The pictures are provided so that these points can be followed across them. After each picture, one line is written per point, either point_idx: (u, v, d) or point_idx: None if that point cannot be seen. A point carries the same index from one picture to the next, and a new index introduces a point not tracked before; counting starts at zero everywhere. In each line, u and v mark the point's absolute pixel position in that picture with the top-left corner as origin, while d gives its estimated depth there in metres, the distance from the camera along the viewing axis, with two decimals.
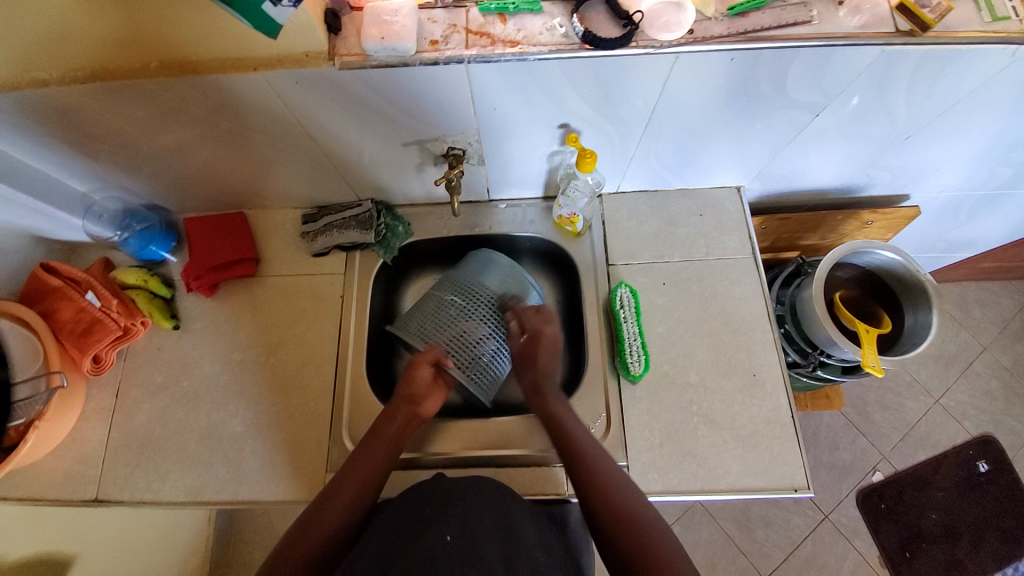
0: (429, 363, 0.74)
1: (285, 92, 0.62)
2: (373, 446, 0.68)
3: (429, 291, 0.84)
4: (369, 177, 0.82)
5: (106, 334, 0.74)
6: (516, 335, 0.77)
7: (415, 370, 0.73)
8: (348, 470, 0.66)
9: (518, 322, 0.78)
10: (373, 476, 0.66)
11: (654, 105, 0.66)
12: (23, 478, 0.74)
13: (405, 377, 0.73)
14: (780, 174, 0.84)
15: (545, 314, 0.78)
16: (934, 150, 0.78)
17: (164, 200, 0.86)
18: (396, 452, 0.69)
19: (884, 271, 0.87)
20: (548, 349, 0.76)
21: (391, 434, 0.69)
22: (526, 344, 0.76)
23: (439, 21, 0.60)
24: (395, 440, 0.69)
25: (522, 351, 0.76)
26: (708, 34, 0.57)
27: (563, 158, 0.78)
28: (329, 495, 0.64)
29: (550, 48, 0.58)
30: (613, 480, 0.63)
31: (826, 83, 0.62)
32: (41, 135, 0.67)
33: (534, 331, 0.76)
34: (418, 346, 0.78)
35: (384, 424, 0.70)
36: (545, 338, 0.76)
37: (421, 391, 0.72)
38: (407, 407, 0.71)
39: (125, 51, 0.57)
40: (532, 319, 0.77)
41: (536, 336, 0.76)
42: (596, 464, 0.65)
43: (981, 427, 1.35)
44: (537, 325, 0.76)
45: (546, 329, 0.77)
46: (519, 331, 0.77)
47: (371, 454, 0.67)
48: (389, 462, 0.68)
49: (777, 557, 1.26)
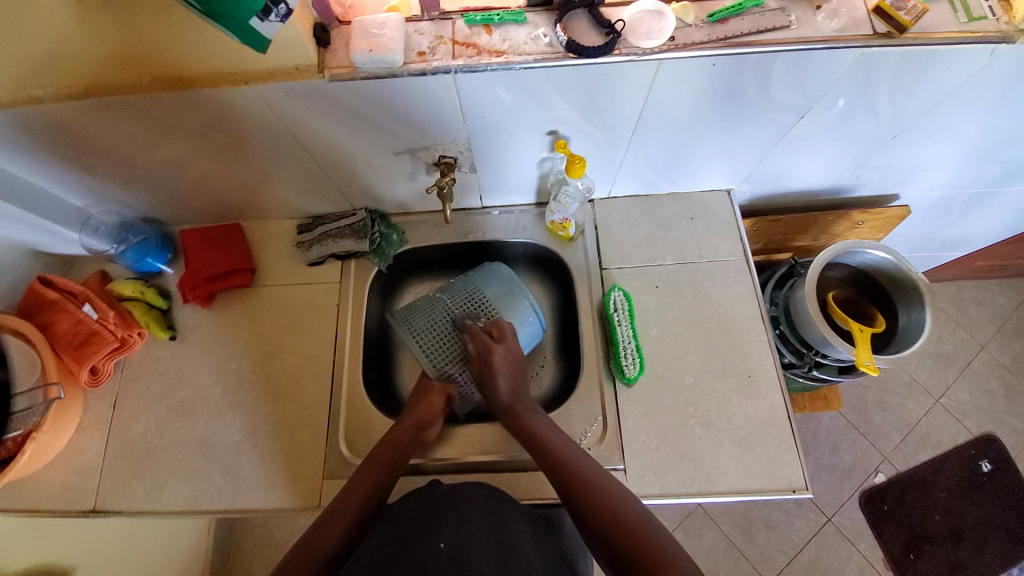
0: (442, 394, 0.77)
1: (277, 104, 0.63)
2: (376, 465, 0.68)
3: (420, 319, 0.82)
4: (362, 186, 0.83)
5: (102, 345, 0.75)
6: (472, 357, 0.77)
7: (429, 397, 0.76)
8: (349, 490, 0.66)
9: (474, 343, 0.77)
10: (371, 496, 0.66)
11: (641, 110, 0.67)
12: (20, 491, 0.74)
13: (418, 403, 0.75)
14: (769, 176, 0.85)
15: (501, 333, 0.78)
16: (921, 149, 0.78)
17: (161, 213, 0.87)
18: (397, 474, 0.68)
19: (875, 271, 0.87)
20: (498, 370, 0.75)
21: (394, 456, 0.69)
22: (480, 367, 0.76)
23: (425, 33, 0.61)
24: (397, 463, 0.69)
25: (479, 374, 0.76)
26: (689, 41, 0.58)
27: (554, 164, 0.79)
28: (334, 511, 0.64)
29: (534, 57, 0.59)
30: (609, 493, 0.63)
31: (808, 86, 0.63)
32: (40, 152, 0.68)
33: (483, 356, 0.76)
34: (431, 374, 0.79)
35: (389, 447, 0.70)
36: (499, 358, 0.76)
37: (427, 413, 0.74)
38: (414, 432, 0.72)
39: (121, 70, 0.58)
40: (485, 341, 0.77)
41: (488, 358, 0.76)
42: (591, 480, 0.64)
43: (983, 426, 1.35)
44: (488, 345, 0.76)
45: (499, 349, 0.76)
46: (474, 354, 0.77)
47: (371, 476, 0.67)
48: (390, 482, 0.67)
49: (781, 561, 1.25)
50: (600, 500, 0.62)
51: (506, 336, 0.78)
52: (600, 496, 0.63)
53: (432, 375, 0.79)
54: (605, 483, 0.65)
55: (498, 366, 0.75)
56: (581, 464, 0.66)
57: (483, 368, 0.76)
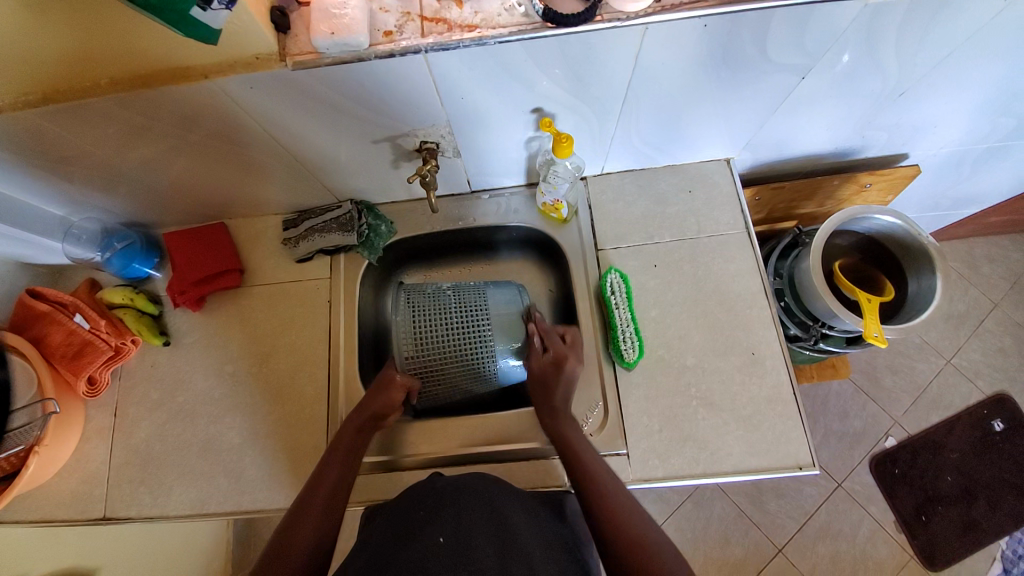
0: (404, 390, 0.75)
1: (243, 99, 0.60)
2: (337, 452, 0.68)
3: (439, 287, 0.84)
4: (346, 178, 0.80)
5: (98, 355, 0.74)
6: (536, 352, 0.78)
7: (391, 392, 0.73)
8: (314, 483, 0.64)
9: (541, 339, 0.79)
10: (341, 491, 0.64)
11: (629, 78, 0.62)
12: (31, 501, 0.75)
13: (381, 395, 0.73)
14: (770, 142, 0.80)
15: (573, 341, 0.78)
16: (932, 104, 0.73)
17: (144, 216, 0.85)
18: (353, 462, 0.68)
19: (885, 237, 0.84)
20: (570, 376, 0.74)
21: (349, 446, 0.68)
22: (547, 367, 0.75)
23: (391, 10, 0.56)
24: (355, 452, 0.68)
25: (542, 371, 0.76)
26: (676, 1, 0.53)
27: (541, 143, 0.75)
28: (307, 498, 0.63)
29: (510, 29, 0.54)
30: (659, 553, 0.57)
31: (809, 44, 0.59)
32: (14, 164, 0.66)
33: (559, 356, 0.76)
34: (398, 356, 0.79)
35: (347, 437, 0.69)
36: (563, 371, 0.74)
37: (387, 407, 0.72)
38: (371, 421, 0.71)
39: (74, 70, 0.55)
40: (557, 343, 0.77)
41: (560, 362, 0.75)
42: (635, 532, 0.59)
43: (996, 386, 1.33)
44: (561, 349, 0.76)
45: (570, 355, 0.76)
46: (540, 348, 0.78)
47: (336, 464, 0.66)
48: (352, 472, 0.67)
49: (792, 528, 1.26)
50: (644, 561, 0.56)
51: (577, 347, 0.77)
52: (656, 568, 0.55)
53: (399, 358, 0.79)
54: (652, 537, 0.59)
55: (567, 375, 0.74)
56: (634, 520, 0.60)
57: (547, 365, 0.76)
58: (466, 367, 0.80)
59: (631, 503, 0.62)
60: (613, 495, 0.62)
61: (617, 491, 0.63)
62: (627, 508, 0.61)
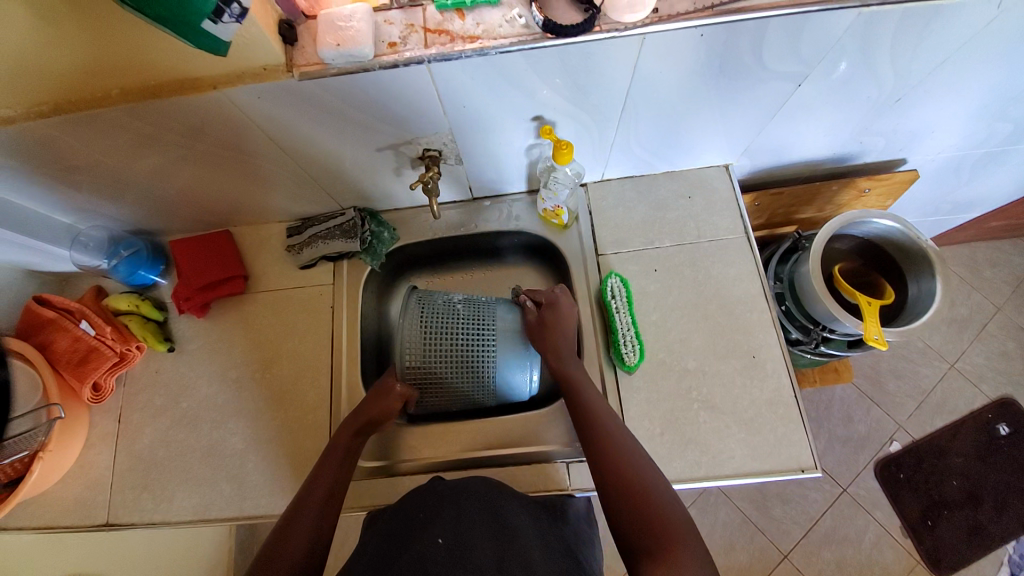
0: (400, 399, 0.73)
1: (249, 108, 0.61)
2: (334, 454, 0.68)
3: (446, 296, 0.80)
4: (350, 185, 0.81)
5: (103, 361, 0.75)
6: (532, 309, 0.78)
7: (386, 401, 0.72)
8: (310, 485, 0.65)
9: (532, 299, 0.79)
10: (337, 492, 0.65)
11: (629, 86, 0.63)
12: (35, 508, 0.76)
13: (376, 402, 0.72)
14: (769, 148, 0.81)
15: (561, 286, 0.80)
16: (928, 110, 0.74)
17: (150, 224, 0.86)
18: (348, 464, 0.68)
19: (884, 241, 0.84)
20: (566, 315, 0.76)
21: (345, 446, 0.69)
22: (543, 313, 0.77)
23: (395, 22, 0.58)
24: (350, 454, 0.69)
25: (540, 319, 0.77)
26: (674, 12, 0.54)
27: (542, 150, 0.76)
28: (304, 498, 0.63)
29: (510, 40, 0.56)
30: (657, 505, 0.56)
31: (805, 52, 0.60)
32: (24, 173, 0.68)
33: (550, 300, 0.77)
34: (399, 364, 0.76)
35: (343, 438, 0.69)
36: (560, 311, 0.76)
37: (381, 416, 0.72)
38: (366, 426, 0.71)
39: (85, 82, 0.57)
40: (545, 293, 0.79)
41: (554, 303, 0.77)
42: (637, 484, 0.58)
43: (999, 389, 1.32)
44: (551, 294, 0.78)
45: (562, 298, 0.77)
46: (532, 307, 0.78)
47: (332, 466, 0.66)
48: (346, 471, 0.67)
49: (797, 534, 1.25)
50: (640, 511, 0.56)
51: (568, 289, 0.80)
52: (667, 545, 0.52)
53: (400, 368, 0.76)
54: (654, 490, 0.58)
55: (564, 314, 0.76)
56: (663, 514, 0.55)
57: (545, 313, 0.76)
58: (469, 382, 0.77)
59: (638, 456, 0.61)
60: (620, 448, 0.62)
61: (632, 454, 0.61)
62: (656, 502, 0.56)
